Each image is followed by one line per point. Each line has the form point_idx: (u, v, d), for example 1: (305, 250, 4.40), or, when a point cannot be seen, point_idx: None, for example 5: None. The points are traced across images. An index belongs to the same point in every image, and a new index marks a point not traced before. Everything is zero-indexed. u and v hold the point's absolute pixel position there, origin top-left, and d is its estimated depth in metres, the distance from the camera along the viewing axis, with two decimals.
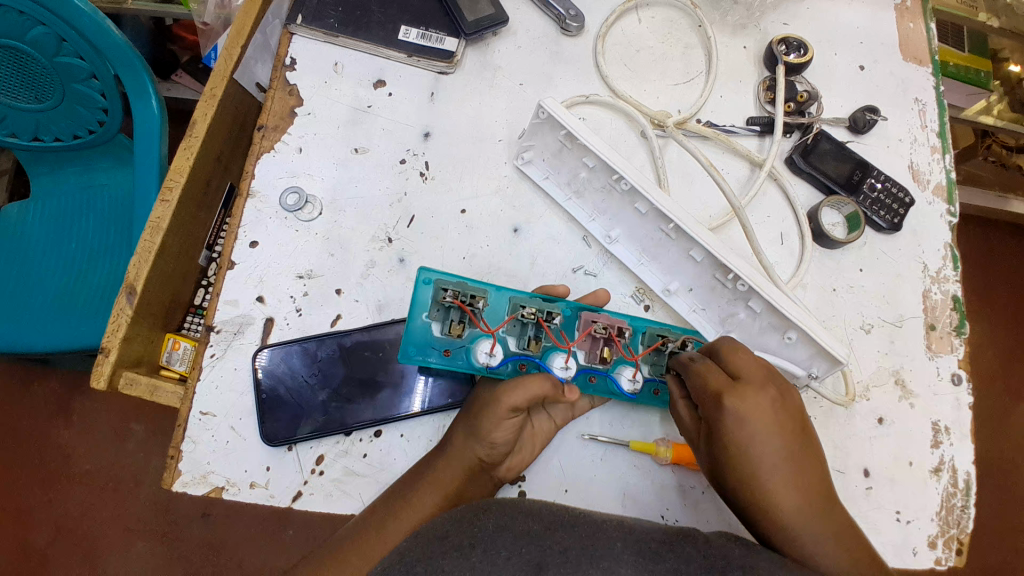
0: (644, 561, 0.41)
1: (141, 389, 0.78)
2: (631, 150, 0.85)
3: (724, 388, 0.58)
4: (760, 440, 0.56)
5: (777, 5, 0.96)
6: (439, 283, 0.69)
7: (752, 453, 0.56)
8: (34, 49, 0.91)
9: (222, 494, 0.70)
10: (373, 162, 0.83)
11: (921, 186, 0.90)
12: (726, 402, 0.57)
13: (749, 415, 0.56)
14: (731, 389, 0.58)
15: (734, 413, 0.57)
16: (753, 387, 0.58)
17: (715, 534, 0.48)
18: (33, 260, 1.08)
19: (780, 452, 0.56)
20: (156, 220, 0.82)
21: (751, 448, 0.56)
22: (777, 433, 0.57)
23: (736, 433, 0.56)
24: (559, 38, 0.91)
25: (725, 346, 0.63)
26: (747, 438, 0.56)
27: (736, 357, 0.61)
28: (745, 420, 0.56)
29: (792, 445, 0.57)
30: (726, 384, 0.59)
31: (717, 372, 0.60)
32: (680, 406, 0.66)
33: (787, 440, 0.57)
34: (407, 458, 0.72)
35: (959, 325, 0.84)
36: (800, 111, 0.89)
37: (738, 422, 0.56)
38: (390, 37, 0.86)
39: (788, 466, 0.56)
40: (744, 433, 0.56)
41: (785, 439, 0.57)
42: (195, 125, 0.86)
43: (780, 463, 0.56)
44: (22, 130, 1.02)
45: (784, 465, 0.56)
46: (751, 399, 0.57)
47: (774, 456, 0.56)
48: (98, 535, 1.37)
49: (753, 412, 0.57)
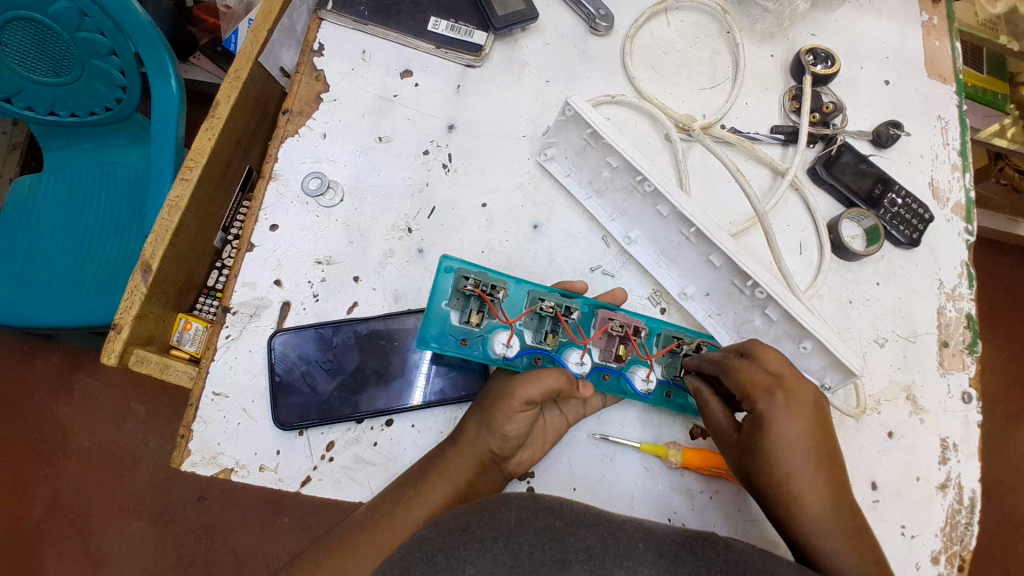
0: (665, 562, 0.41)
1: (151, 367, 0.78)
2: (654, 152, 0.85)
3: (771, 384, 0.60)
4: (803, 436, 0.58)
5: (805, 15, 0.96)
6: (461, 271, 0.70)
7: (794, 448, 0.57)
8: (56, 23, 0.91)
9: (230, 476, 0.70)
10: (396, 152, 0.83)
11: (941, 203, 0.90)
12: (777, 396, 0.59)
13: (795, 410, 0.58)
14: (779, 384, 0.60)
15: (783, 408, 0.58)
16: (797, 384, 0.60)
17: (733, 539, 0.48)
18: (43, 235, 1.08)
19: (820, 449, 0.58)
20: (175, 199, 0.82)
21: (795, 443, 0.57)
22: (818, 430, 0.59)
23: (783, 427, 0.58)
24: (586, 37, 0.91)
25: (754, 346, 0.64)
26: (790, 433, 0.58)
27: (766, 353, 0.62)
28: (791, 415, 0.58)
29: (831, 443, 0.59)
30: (772, 379, 0.60)
31: (758, 369, 0.61)
32: (711, 403, 0.67)
33: (823, 440, 0.59)
34: (417, 448, 0.72)
35: (972, 343, 0.84)
36: (824, 122, 0.89)
37: (785, 417, 0.58)
38: (419, 27, 0.86)
39: (825, 465, 0.57)
40: (788, 428, 0.58)
41: (825, 435, 0.59)
42: (218, 106, 0.86)
43: (814, 461, 0.57)
44: (38, 104, 1.02)
45: (818, 465, 0.57)
46: (797, 395, 0.59)
47: (808, 456, 0.57)
48: (93, 512, 1.37)
49: (798, 407, 0.59)
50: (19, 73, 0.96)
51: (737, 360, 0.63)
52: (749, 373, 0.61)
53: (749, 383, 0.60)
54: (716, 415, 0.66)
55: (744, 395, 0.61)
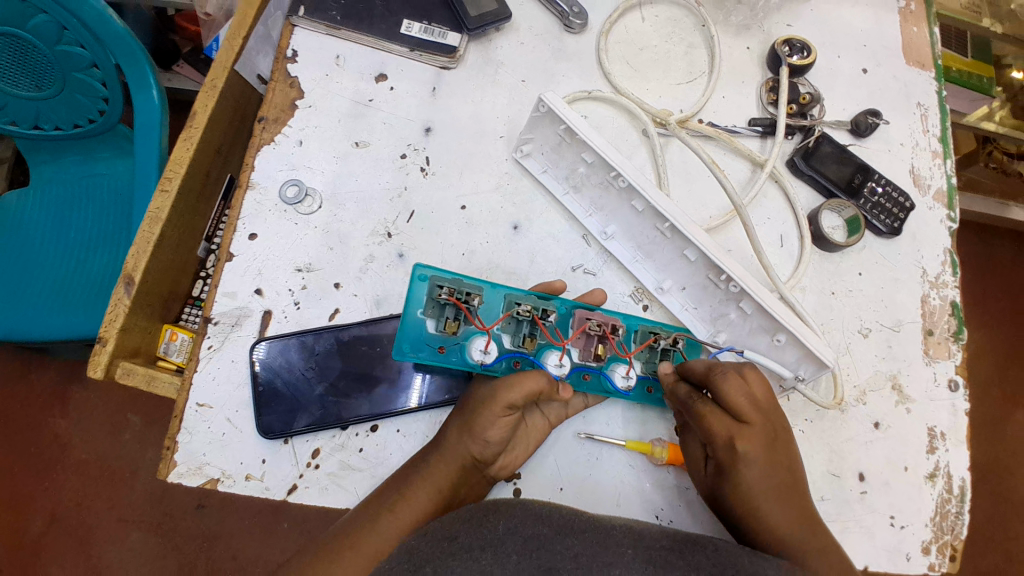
0: (654, 568, 0.43)
1: (137, 379, 0.77)
2: (632, 149, 0.85)
3: (734, 429, 0.62)
4: (767, 473, 0.61)
5: (781, 6, 0.96)
6: (434, 279, 0.70)
7: (761, 488, 0.60)
8: (35, 36, 0.90)
9: (216, 486, 0.70)
10: (374, 157, 0.83)
11: (922, 190, 0.90)
12: (739, 443, 0.61)
13: (756, 450, 0.61)
14: (742, 429, 0.61)
15: (750, 448, 0.61)
16: (758, 422, 0.62)
17: (722, 542, 0.50)
18: (32, 248, 1.07)
19: (782, 478, 0.61)
20: (155, 211, 0.82)
21: (760, 483, 0.60)
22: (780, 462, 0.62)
23: (751, 471, 0.60)
24: (562, 35, 0.90)
25: (719, 379, 0.64)
26: (756, 472, 0.60)
27: (729, 391, 0.62)
28: (754, 459, 0.61)
29: (789, 471, 0.62)
30: (733, 423, 0.62)
31: (720, 415, 0.63)
32: (690, 440, 0.70)
33: (785, 469, 0.62)
34: (403, 452, 0.72)
35: (957, 331, 0.84)
36: (801, 113, 0.89)
37: (753, 459, 0.60)
38: (392, 30, 0.86)
39: (787, 493, 0.61)
40: (755, 470, 0.60)
41: (785, 465, 0.62)
42: (195, 115, 0.85)
43: (781, 490, 0.60)
44: (22, 118, 1.01)
45: (785, 493, 0.60)
46: (760, 434, 0.62)
47: (770, 490, 0.60)
48: (94, 525, 1.37)
49: (761, 447, 0.61)
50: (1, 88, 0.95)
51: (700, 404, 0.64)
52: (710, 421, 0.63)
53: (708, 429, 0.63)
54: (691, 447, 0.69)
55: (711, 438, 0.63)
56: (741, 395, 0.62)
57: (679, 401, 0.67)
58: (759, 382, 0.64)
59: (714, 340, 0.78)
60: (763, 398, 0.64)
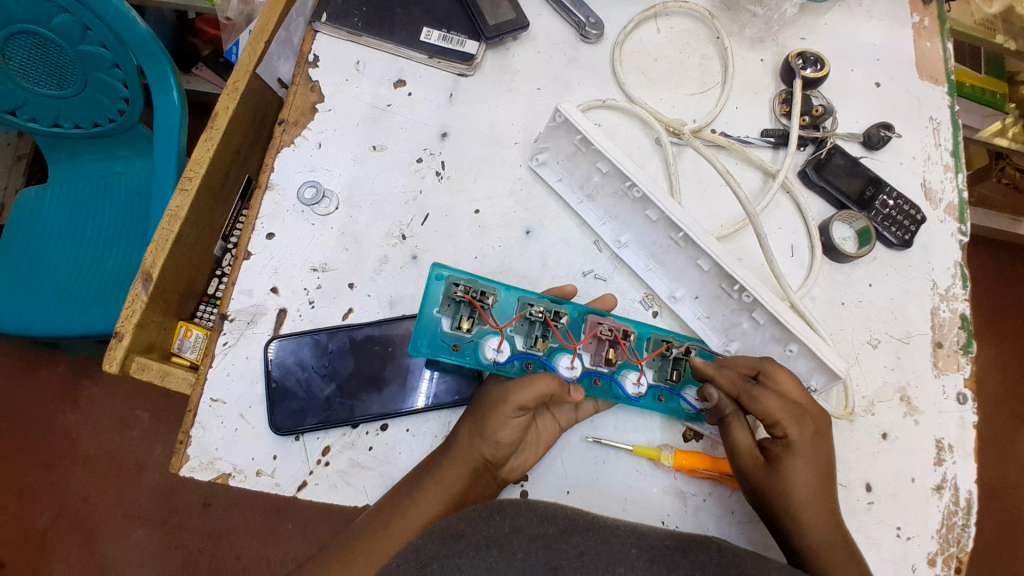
0: (656, 565, 0.45)
1: (151, 374, 0.79)
2: (645, 158, 0.86)
3: (797, 414, 0.64)
4: (814, 465, 0.64)
5: (795, 20, 0.97)
6: (452, 278, 0.72)
7: (806, 475, 0.63)
8: (59, 36, 0.92)
9: (228, 481, 0.71)
10: (390, 160, 0.84)
11: (933, 204, 0.91)
12: (798, 428, 0.64)
13: (811, 438, 0.64)
14: (804, 413, 0.65)
15: (807, 434, 0.64)
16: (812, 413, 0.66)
17: (725, 542, 0.52)
18: (49, 245, 1.09)
19: (826, 467, 0.65)
20: (174, 209, 0.83)
21: (807, 472, 0.63)
22: (826, 453, 0.65)
23: (804, 455, 0.64)
24: (577, 45, 0.92)
25: (771, 366, 0.67)
26: (805, 457, 0.64)
27: (784, 378, 0.66)
28: (804, 447, 0.64)
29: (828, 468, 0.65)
30: (798, 408, 0.65)
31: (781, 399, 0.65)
32: (736, 428, 0.67)
33: (826, 465, 0.65)
34: (412, 453, 0.73)
35: (967, 344, 0.84)
36: (814, 125, 0.89)
37: (807, 446, 0.64)
38: (411, 38, 0.88)
39: (824, 487, 0.64)
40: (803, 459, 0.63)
41: (830, 456, 0.66)
42: (215, 117, 0.87)
43: (823, 479, 0.64)
44: (42, 116, 1.04)
45: (826, 481, 0.64)
46: (817, 423, 0.65)
47: (814, 477, 0.63)
48: (100, 521, 1.39)
49: (815, 435, 0.65)
50: (21, 85, 0.98)
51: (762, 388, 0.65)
52: (775, 403, 0.64)
53: (770, 412, 0.64)
54: (736, 435, 0.67)
55: (772, 421, 0.65)
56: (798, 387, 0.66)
57: (736, 386, 0.67)
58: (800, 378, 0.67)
59: (726, 349, 0.79)
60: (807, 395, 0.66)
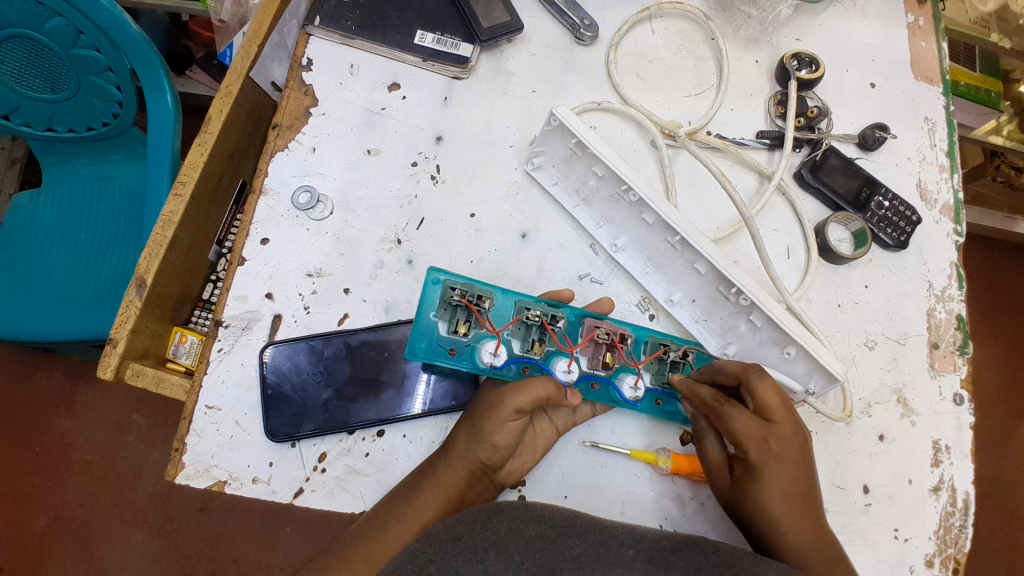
0: (653, 567, 0.46)
1: (146, 380, 0.78)
2: (640, 160, 0.86)
3: (762, 436, 0.61)
4: (786, 484, 0.61)
5: (790, 21, 0.97)
6: (448, 282, 0.71)
7: (776, 497, 0.61)
8: (52, 40, 0.91)
9: (223, 488, 0.71)
10: (385, 164, 0.84)
11: (929, 205, 0.91)
12: (768, 447, 0.61)
13: (776, 461, 0.61)
14: (771, 434, 0.61)
15: (774, 457, 0.61)
16: (785, 429, 0.62)
17: (724, 544, 0.52)
18: (42, 249, 1.09)
19: (802, 487, 0.62)
20: (168, 214, 0.83)
21: (778, 493, 0.61)
22: (805, 471, 0.62)
23: (769, 479, 0.61)
24: (572, 47, 0.91)
25: (756, 381, 0.63)
26: (773, 479, 0.61)
27: (763, 393, 0.62)
28: (776, 467, 0.61)
29: (807, 484, 0.62)
30: (765, 428, 0.62)
31: (748, 418, 0.62)
32: (709, 440, 0.69)
33: (803, 484, 0.62)
34: (409, 459, 0.73)
35: (963, 345, 0.84)
36: (809, 126, 0.89)
37: (773, 470, 0.61)
38: (406, 41, 0.87)
39: (801, 506, 0.61)
40: (773, 479, 0.61)
41: (808, 475, 0.62)
42: (209, 122, 0.86)
43: (797, 499, 0.61)
44: (36, 120, 1.03)
45: (800, 501, 0.61)
46: (789, 441, 0.62)
47: (785, 498, 0.61)
48: (97, 526, 1.38)
49: (788, 455, 0.61)
50: (15, 90, 0.97)
51: (728, 406, 0.63)
52: (740, 423, 0.62)
53: (737, 432, 0.62)
54: (709, 448, 0.68)
55: (736, 443, 0.62)
56: (775, 402, 0.62)
57: (707, 405, 0.66)
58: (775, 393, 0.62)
59: (723, 353, 0.79)
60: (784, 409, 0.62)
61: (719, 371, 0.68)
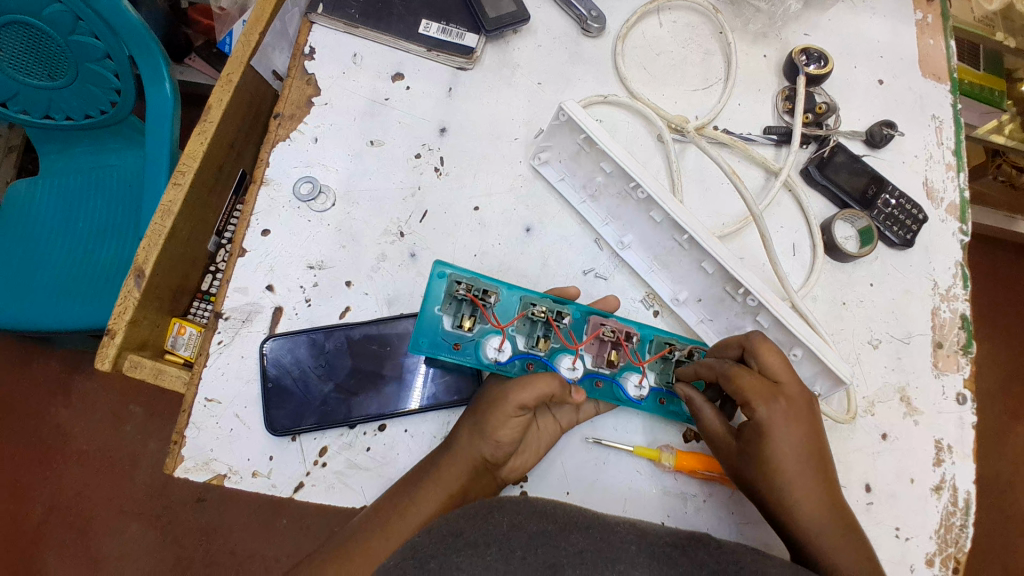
0: (658, 563, 0.45)
1: (144, 372, 0.77)
2: (647, 155, 0.85)
3: (770, 393, 0.61)
4: (797, 444, 0.60)
5: (799, 15, 0.95)
6: (454, 276, 0.71)
7: (788, 454, 0.60)
8: (49, 26, 0.90)
9: (223, 482, 0.70)
10: (388, 156, 0.83)
11: (935, 204, 0.90)
12: (777, 405, 0.61)
13: (785, 417, 0.61)
14: (778, 392, 0.62)
15: (783, 415, 0.61)
16: (795, 392, 0.62)
17: (726, 540, 0.52)
18: (39, 237, 1.07)
19: (814, 449, 0.61)
20: (167, 204, 0.82)
21: (789, 454, 0.60)
22: (814, 433, 0.62)
23: (779, 437, 0.60)
24: (579, 39, 0.90)
25: (757, 342, 0.65)
26: (783, 438, 0.60)
27: (766, 354, 0.63)
28: (786, 427, 0.60)
29: (819, 446, 0.62)
30: (771, 387, 0.62)
31: (755, 376, 0.62)
32: (705, 410, 0.67)
33: (814, 446, 0.62)
34: (411, 453, 0.72)
35: (967, 345, 0.84)
36: (816, 122, 0.88)
37: (781, 427, 0.60)
38: (410, 31, 0.86)
39: (812, 466, 0.61)
40: (784, 440, 0.60)
41: (818, 438, 0.62)
42: (210, 109, 0.85)
43: (807, 461, 0.60)
44: (33, 107, 1.01)
45: (810, 463, 0.61)
46: (796, 401, 0.62)
47: (798, 459, 0.60)
48: (93, 515, 1.37)
49: (796, 415, 0.61)
50: (12, 76, 0.95)
51: (734, 367, 0.64)
52: (744, 380, 0.62)
53: (743, 391, 0.62)
54: (709, 419, 0.67)
55: (742, 401, 0.62)
56: (779, 362, 0.63)
57: (714, 371, 0.66)
58: (779, 359, 0.63)
59: None
60: (795, 389, 0.62)
61: (722, 347, 0.70)
